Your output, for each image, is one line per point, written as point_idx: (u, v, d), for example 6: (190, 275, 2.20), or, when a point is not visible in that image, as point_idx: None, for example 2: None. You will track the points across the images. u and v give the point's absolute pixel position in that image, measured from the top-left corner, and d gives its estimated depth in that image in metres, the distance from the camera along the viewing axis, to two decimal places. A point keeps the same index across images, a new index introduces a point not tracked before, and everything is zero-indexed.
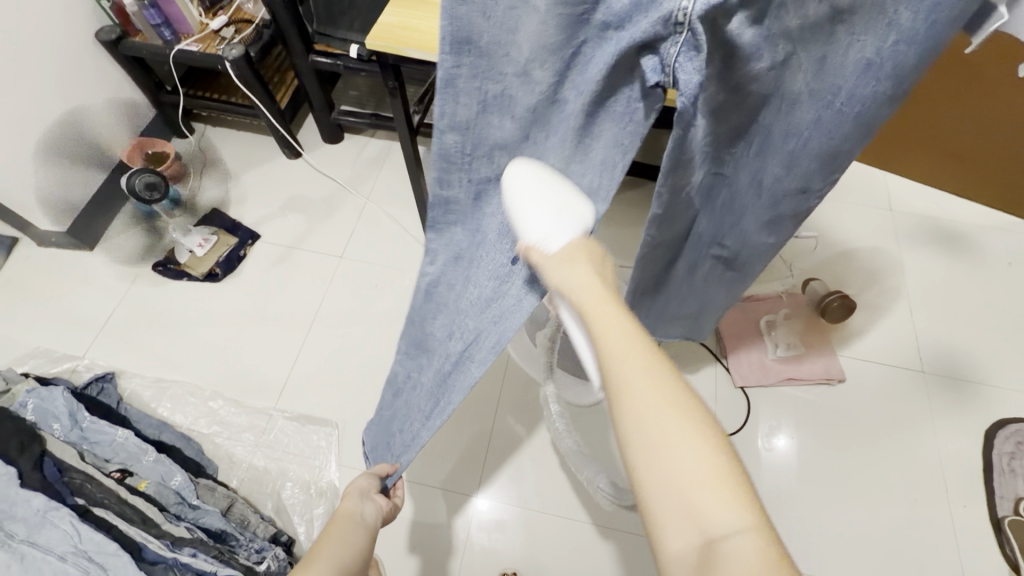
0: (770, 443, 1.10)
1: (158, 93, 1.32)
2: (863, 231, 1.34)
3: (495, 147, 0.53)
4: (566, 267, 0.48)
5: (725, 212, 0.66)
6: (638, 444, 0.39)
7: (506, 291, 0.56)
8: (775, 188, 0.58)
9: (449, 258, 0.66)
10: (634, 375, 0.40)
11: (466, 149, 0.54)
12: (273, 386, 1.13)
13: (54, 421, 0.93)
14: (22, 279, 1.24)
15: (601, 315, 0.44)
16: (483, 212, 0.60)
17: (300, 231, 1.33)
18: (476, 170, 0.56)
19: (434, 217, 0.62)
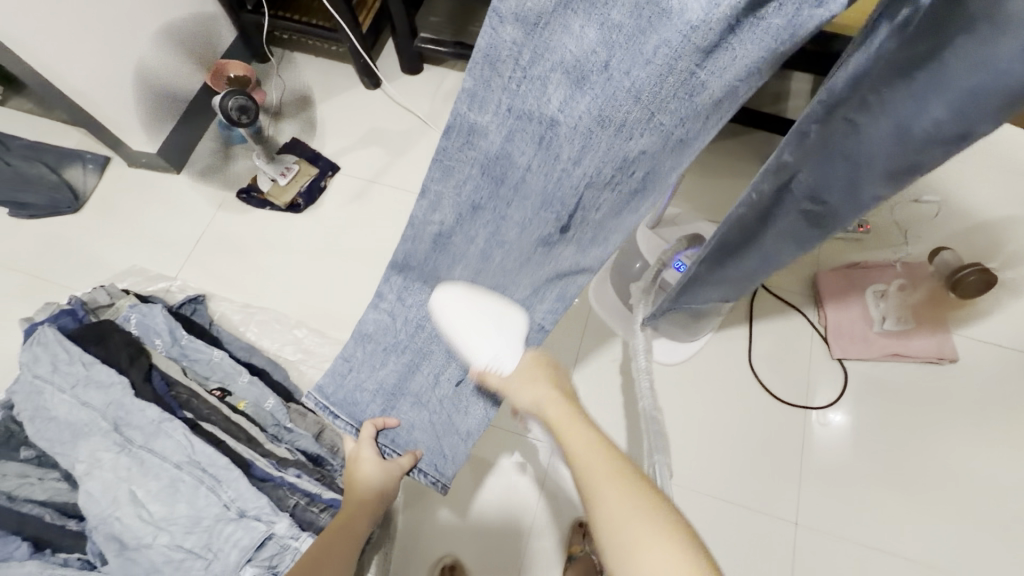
0: (824, 419, 1.04)
1: (239, 11, 1.28)
2: (996, 200, 1.19)
3: (558, 66, 0.43)
4: (531, 389, 0.68)
5: (839, 168, 0.49)
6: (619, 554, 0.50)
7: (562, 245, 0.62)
8: (923, 138, 0.42)
9: (460, 208, 0.60)
10: (587, 469, 0.57)
11: (526, 54, 0.43)
12: (355, 320, 1.14)
13: (156, 337, 0.96)
14: (115, 197, 1.27)
15: (569, 431, 0.62)
16: (510, 154, 0.52)
17: (379, 165, 1.30)
18: (518, 94, 0.47)
19: (448, 145, 0.53)
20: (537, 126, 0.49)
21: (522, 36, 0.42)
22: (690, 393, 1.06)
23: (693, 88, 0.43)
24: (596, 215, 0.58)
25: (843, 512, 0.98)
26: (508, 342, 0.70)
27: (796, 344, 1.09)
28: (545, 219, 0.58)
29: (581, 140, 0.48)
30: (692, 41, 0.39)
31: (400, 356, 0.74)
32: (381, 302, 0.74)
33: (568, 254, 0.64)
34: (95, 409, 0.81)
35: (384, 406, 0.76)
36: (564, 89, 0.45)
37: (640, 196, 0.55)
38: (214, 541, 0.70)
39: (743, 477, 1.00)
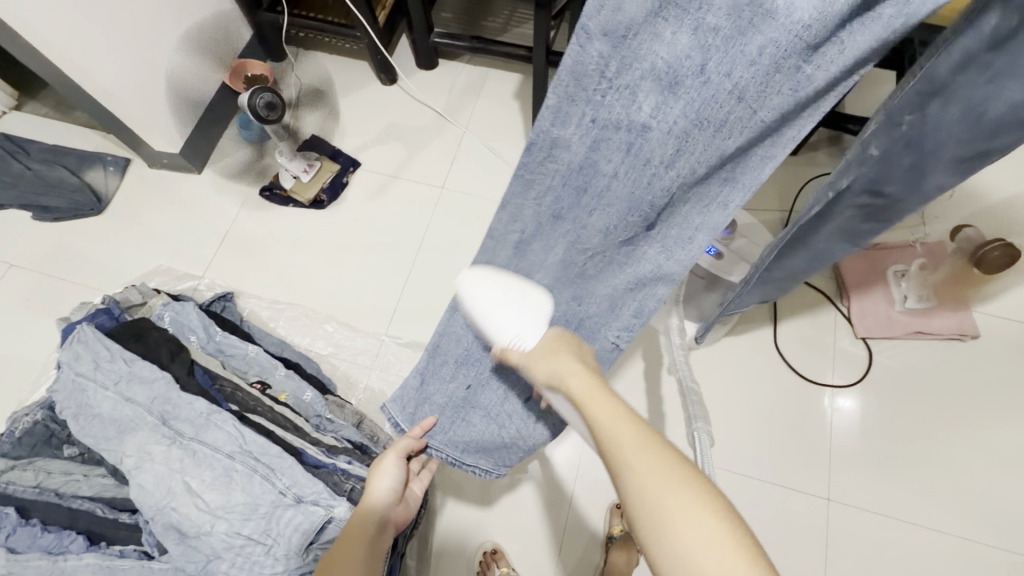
0: (834, 404, 1.06)
1: (256, 10, 1.29)
2: (1011, 180, 1.21)
3: (650, 73, 0.49)
4: (547, 363, 0.64)
5: (904, 155, 0.50)
6: (647, 526, 0.45)
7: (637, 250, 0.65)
8: (995, 120, 0.44)
9: (541, 216, 0.66)
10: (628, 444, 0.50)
11: (613, 65, 0.49)
12: (383, 313, 1.15)
13: (191, 334, 0.98)
14: (137, 198, 1.28)
15: (592, 402, 0.57)
16: (597, 160, 0.58)
17: (399, 160, 1.31)
18: (609, 104, 0.52)
19: (532, 156, 0.60)
20: (627, 131, 0.54)
21: (611, 49, 0.48)
22: (717, 376, 1.09)
23: (798, 82, 0.45)
24: (684, 207, 0.60)
25: (872, 486, 1.00)
26: (532, 319, 0.70)
27: (818, 325, 1.11)
28: (630, 219, 0.62)
29: (675, 141, 0.53)
30: (803, 39, 0.41)
31: (470, 368, 0.78)
32: (453, 315, 0.77)
33: (652, 254, 0.66)
34: (140, 404, 0.81)
35: (453, 417, 0.81)
36: (656, 95, 0.50)
37: (732, 188, 0.56)
38: (273, 526, 0.72)
39: (773, 455, 1.02)
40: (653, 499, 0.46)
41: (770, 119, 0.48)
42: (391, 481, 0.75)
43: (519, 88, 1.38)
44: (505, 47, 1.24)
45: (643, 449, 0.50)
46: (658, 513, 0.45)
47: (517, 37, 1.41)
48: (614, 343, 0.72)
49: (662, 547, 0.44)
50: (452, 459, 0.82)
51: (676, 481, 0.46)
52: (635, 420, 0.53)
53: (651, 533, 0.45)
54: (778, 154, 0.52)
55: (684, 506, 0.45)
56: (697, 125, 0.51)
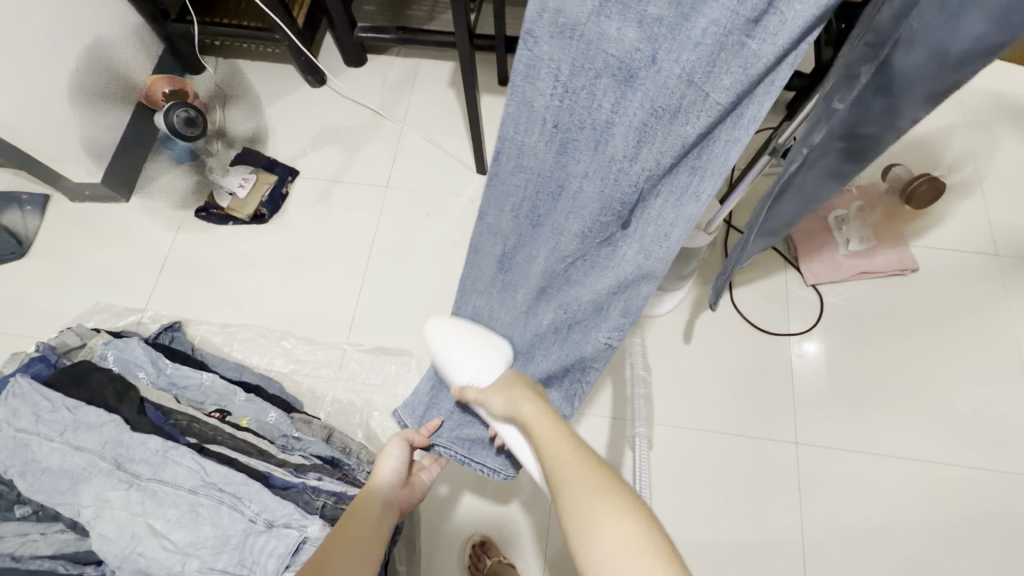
0: (801, 349, 1.10)
1: (164, 22, 1.22)
2: (933, 116, 1.26)
3: (605, 68, 0.47)
4: (503, 396, 0.69)
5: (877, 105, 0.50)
6: (579, 531, 0.54)
7: (623, 248, 0.63)
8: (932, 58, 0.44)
9: (525, 223, 0.64)
10: (579, 494, 0.56)
11: (567, 69, 0.48)
12: (342, 322, 1.12)
13: (139, 369, 0.93)
14: (62, 235, 1.20)
15: (539, 427, 0.64)
16: (566, 165, 0.56)
17: (338, 164, 1.27)
18: (575, 105, 0.50)
19: (500, 164, 0.58)
20: (590, 131, 0.52)
21: (562, 51, 0.47)
22: (682, 341, 1.11)
23: (746, 60, 0.42)
24: (657, 202, 0.57)
25: (835, 422, 1.05)
26: (490, 363, 0.74)
27: (771, 277, 1.14)
28: (605, 221, 0.59)
29: (635, 135, 0.50)
30: (741, 14, 0.40)
31: None
32: (455, 327, 0.80)
33: (631, 254, 0.63)
34: (91, 451, 0.77)
35: (457, 415, 0.82)
36: (614, 91, 0.48)
37: (701, 177, 0.53)
38: (247, 555, 0.69)
39: (741, 408, 1.06)
40: (592, 526, 0.54)
41: (725, 101, 0.45)
42: (394, 464, 0.78)
43: (453, 76, 1.35)
44: (432, 36, 1.21)
45: (578, 466, 0.58)
46: (591, 523, 0.54)
47: (444, 24, 1.37)
48: (604, 340, 0.72)
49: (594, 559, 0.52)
50: (460, 457, 0.80)
51: (608, 503, 0.55)
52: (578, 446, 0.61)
53: (580, 540, 0.54)
54: (741, 137, 0.49)
55: (610, 517, 0.53)
56: (655, 118, 0.48)
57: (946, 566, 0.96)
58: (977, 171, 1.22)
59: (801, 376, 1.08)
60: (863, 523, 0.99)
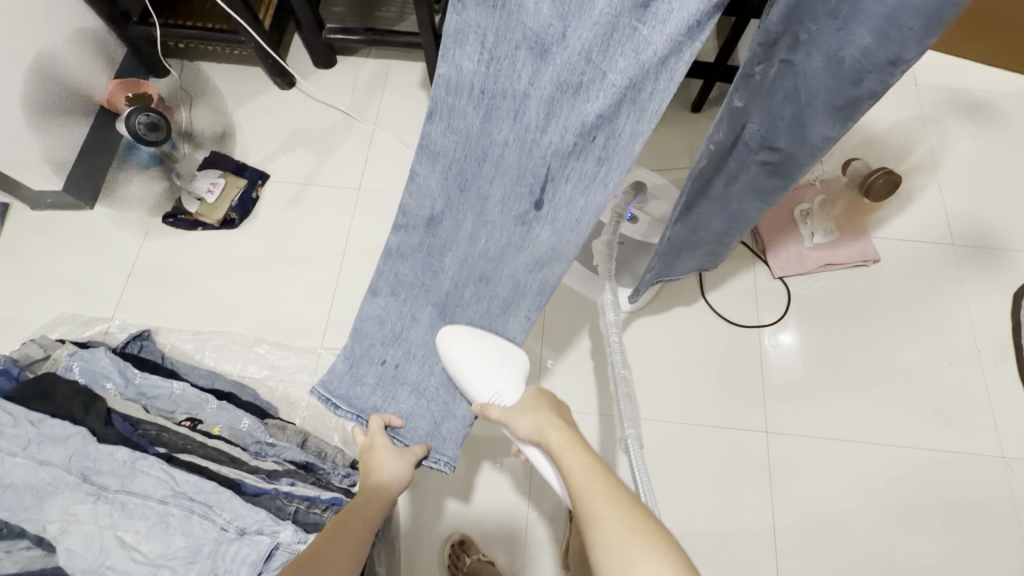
0: (776, 340, 1.12)
1: (124, 24, 1.20)
2: (891, 111, 1.30)
3: (524, 37, 0.53)
4: (531, 416, 0.68)
5: (785, 108, 0.56)
6: (613, 572, 0.49)
7: (535, 236, 0.69)
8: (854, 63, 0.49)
9: (453, 187, 0.67)
10: (602, 509, 0.53)
11: (491, 37, 0.54)
12: (317, 326, 1.12)
13: (106, 380, 0.91)
14: (23, 245, 1.17)
15: (566, 458, 0.61)
16: (491, 129, 0.61)
17: (310, 166, 1.26)
18: (497, 74, 0.57)
19: (431, 128, 0.62)
20: (511, 100, 0.58)
21: (486, 22, 0.53)
22: (655, 334, 1.13)
23: (638, 44, 0.51)
24: (566, 188, 0.64)
25: (804, 411, 1.07)
26: (508, 380, 0.74)
27: (739, 271, 1.17)
28: (520, 193, 0.66)
29: (545, 108, 0.58)
30: None
31: (398, 347, 0.76)
32: (377, 295, 0.76)
33: (545, 236, 0.69)
34: (55, 465, 0.75)
35: (382, 395, 0.77)
36: (530, 64, 0.55)
37: (606, 167, 0.61)
38: (219, 564, 0.68)
39: (714, 399, 1.08)
40: (622, 558, 0.49)
41: (620, 83, 0.54)
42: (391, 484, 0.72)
43: (424, 77, 1.35)
44: (401, 37, 1.21)
45: (609, 497, 0.54)
46: (624, 566, 0.48)
47: (413, 25, 1.37)
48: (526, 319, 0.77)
49: None
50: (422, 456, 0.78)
51: (643, 539, 0.50)
52: (609, 479, 0.57)
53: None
54: (645, 131, 0.57)
55: (643, 557, 0.48)
56: (564, 92, 0.56)
57: (911, 543, 1.00)
58: (933, 164, 1.26)
59: (771, 367, 1.10)
60: (833, 507, 1.02)
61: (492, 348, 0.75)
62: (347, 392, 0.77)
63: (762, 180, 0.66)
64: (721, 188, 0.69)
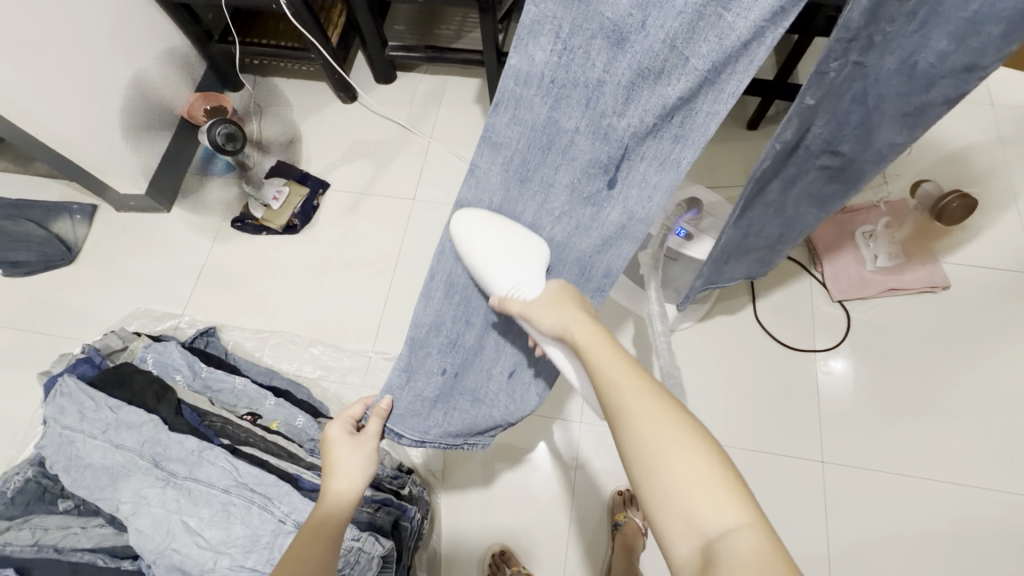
0: (828, 366, 1.08)
1: (208, 43, 1.28)
2: (963, 131, 1.25)
3: (601, 26, 0.54)
4: (554, 311, 0.62)
5: (853, 111, 0.55)
6: (644, 461, 0.47)
7: (603, 218, 0.70)
8: (927, 70, 0.49)
9: (511, 180, 0.67)
10: (632, 399, 0.50)
11: (566, 26, 0.55)
12: (368, 331, 1.15)
13: (176, 372, 0.98)
14: (108, 243, 1.27)
15: (591, 352, 0.57)
16: (558, 118, 0.62)
17: (368, 177, 1.31)
18: (568, 61, 0.57)
19: (496, 121, 0.63)
20: (582, 90, 0.59)
21: (562, 12, 0.54)
22: (704, 354, 1.11)
23: (723, 30, 0.52)
24: (641, 167, 0.65)
25: (863, 443, 1.02)
26: (531, 266, 0.66)
27: (795, 292, 1.13)
28: (592, 177, 0.66)
29: (625, 94, 0.59)
30: None
31: (456, 354, 0.77)
32: (431, 297, 0.74)
33: (615, 217, 0.70)
34: (130, 449, 0.81)
35: (442, 406, 0.80)
36: (607, 52, 0.56)
37: (683, 145, 0.63)
38: (275, 554, 0.73)
39: (764, 423, 1.05)
40: (656, 451, 0.46)
41: (704, 68, 0.55)
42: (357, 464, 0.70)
43: (480, 93, 1.38)
44: (460, 55, 1.25)
45: (640, 389, 0.51)
46: (655, 456, 0.46)
47: (471, 43, 1.41)
48: (587, 303, 0.77)
49: (658, 489, 0.45)
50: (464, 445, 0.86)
51: (677, 433, 0.47)
52: (637, 372, 0.53)
53: (648, 471, 0.46)
54: (721, 110, 0.59)
55: (677, 447, 0.46)
56: (643, 76, 0.57)
57: None
58: (1009, 187, 1.19)
59: (827, 395, 1.06)
60: (892, 546, 0.96)
61: (512, 226, 0.66)
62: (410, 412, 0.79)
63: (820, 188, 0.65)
64: (779, 188, 0.65)
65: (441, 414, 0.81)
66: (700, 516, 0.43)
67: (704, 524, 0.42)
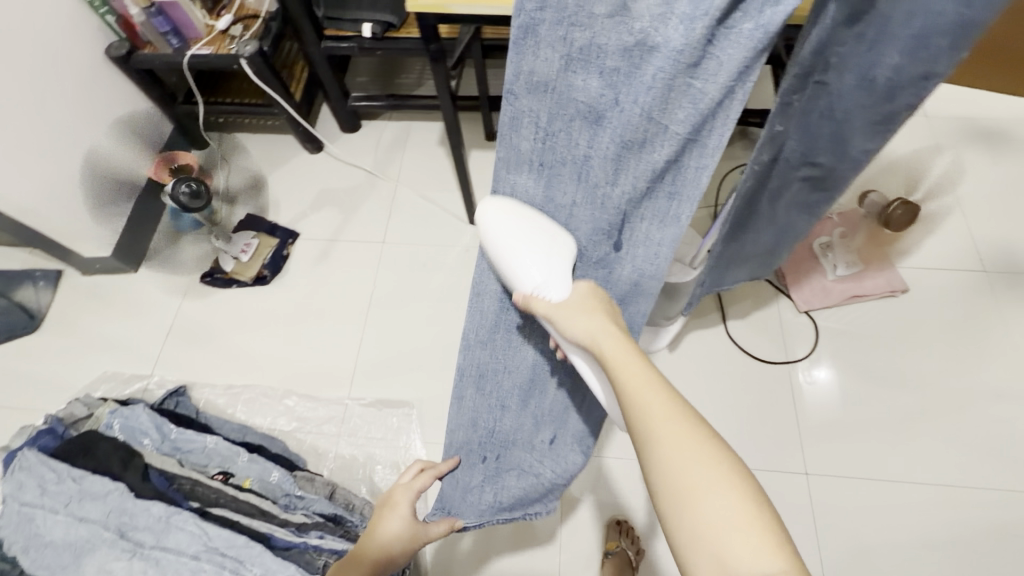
0: (812, 376, 1.09)
1: (172, 104, 1.30)
2: (907, 142, 1.31)
3: (580, 107, 0.57)
4: (583, 319, 0.62)
5: (823, 127, 0.56)
6: (669, 494, 0.47)
7: (617, 278, 0.70)
8: (887, 84, 0.49)
9: None
10: (661, 427, 0.50)
11: (545, 116, 0.59)
12: (342, 378, 1.14)
13: (144, 437, 0.95)
14: (74, 308, 1.24)
15: (622, 368, 0.56)
16: (556, 195, 0.65)
17: (336, 225, 1.32)
18: (556, 142, 0.61)
19: (500, 202, 0.68)
20: (572, 166, 0.62)
21: (539, 104, 0.58)
22: (681, 375, 1.11)
23: (695, 96, 0.51)
24: (643, 224, 0.65)
25: (843, 451, 1.03)
26: (559, 273, 0.64)
27: (762, 307, 1.16)
28: (597, 241, 0.67)
29: (613, 164, 0.59)
30: (682, 60, 0.49)
31: (497, 441, 0.82)
32: (463, 397, 0.80)
33: (627, 275, 0.69)
34: (95, 522, 0.78)
35: (492, 488, 0.85)
36: (587, 130, 0.58)
37: (679, 201, 0.61)
38: None
39: (745, 440, 1.05)
40: (685, 489, 0.47)
41: (684, 131, 0.54)
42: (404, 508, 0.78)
43: (443, 135, 1.42)
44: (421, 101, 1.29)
45: (672, 414, 0.51)
46: (684, 491, 0.47)
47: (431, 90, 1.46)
48: None
49: (685, 525, 0.46)
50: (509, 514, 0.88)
51: (712, 470, 0.47)
52: (670, 393, 0.53)
53: (675, 508, 0.47)
54: (710, 163, 0.57)
55: (710, 482, 0.46)
56: (626, 146, 0.57)
57: None
58: (953, 192, 1.25)
59: (803, 406, 1.07)
60: (882, 553, 0.95)
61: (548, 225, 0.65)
62: (460, 492, 0.85)
63: (808, 200, 0.67)
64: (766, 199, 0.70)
65: (490, 489, 0.85)
66: (730, 555, 0.43)
67: (732, 562, 0.43)
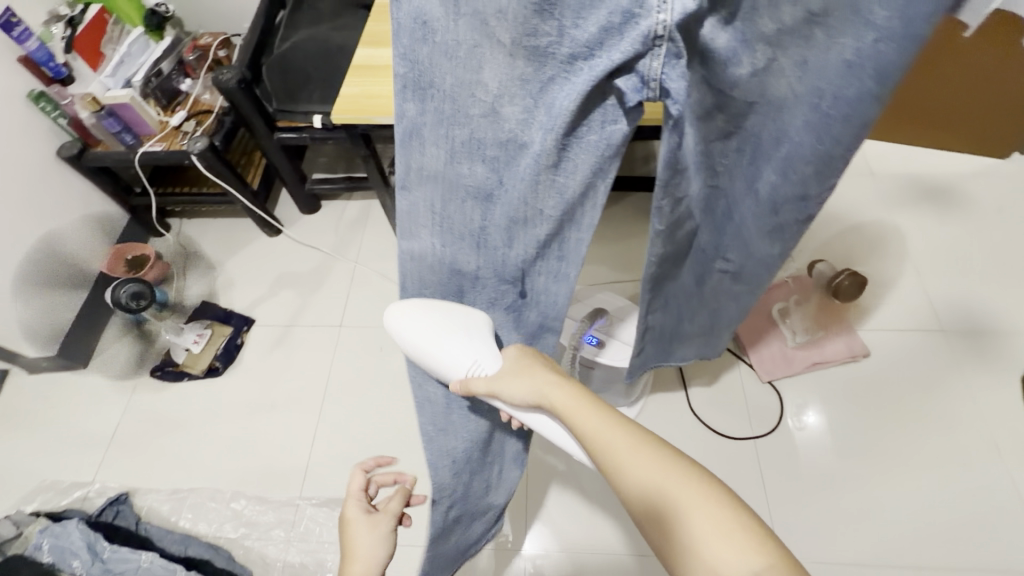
0: (802, 421, 1.08)
1: (128, 197, 1.32)
2: (855, 202, 1.34)
3: (469, 191, 0.56)
4: (523, 379, 0.60)
5: (727, 222, 0.61)
6: (653, 522, 0.45)
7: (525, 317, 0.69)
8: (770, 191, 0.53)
9: None
10: (622, 454, 0.49)
11: (439, 202, 0.58)
12: (294, 476, 1.09)
13: (73, 558, 0.89)
14: (17, 411, 1.20)
15: (575, 413, 0.55)
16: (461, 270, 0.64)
17: (292, 309, 1.30)
18: (450, 222, 0.59)
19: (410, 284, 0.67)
20: (470, 240, 0.61)
21: (432, 188, 0.57)
22: None
23: (561, 187, 0.54)
24: (540, 279, 0.64)
25: (816, 532, 0.98)
26: (482, 344, 0.64)
27: (723, 379, 1.14)
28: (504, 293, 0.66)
29: (505, 235, 0.59)
30: (543, 160, 0.51)
31: (449, 493, 0.79)
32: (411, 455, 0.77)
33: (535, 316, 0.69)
34: None
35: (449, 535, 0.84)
36: (479, 209, 0.58)
37: (567, 261, 0.62)
38: None
39: None
40: (665, 508, 0.44)
41: (557, 211, 0.56)
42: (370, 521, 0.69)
43: None
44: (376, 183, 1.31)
45: (628, 443, 0.49)
46: (665, 512, 0.44)
47: None
48: None
49: (677, 549, 0.43)
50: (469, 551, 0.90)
51: (681, 482, 0.45)
52: (625, 424, 0.52)
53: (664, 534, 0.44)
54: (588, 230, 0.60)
55: (685, 494, 0.44)
56: (515, 225, 0.58)
57: None
58: (905, 249, 1.27)
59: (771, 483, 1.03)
60: None
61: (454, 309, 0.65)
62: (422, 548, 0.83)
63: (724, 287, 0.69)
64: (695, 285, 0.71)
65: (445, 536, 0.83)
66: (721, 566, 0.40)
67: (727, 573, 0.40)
